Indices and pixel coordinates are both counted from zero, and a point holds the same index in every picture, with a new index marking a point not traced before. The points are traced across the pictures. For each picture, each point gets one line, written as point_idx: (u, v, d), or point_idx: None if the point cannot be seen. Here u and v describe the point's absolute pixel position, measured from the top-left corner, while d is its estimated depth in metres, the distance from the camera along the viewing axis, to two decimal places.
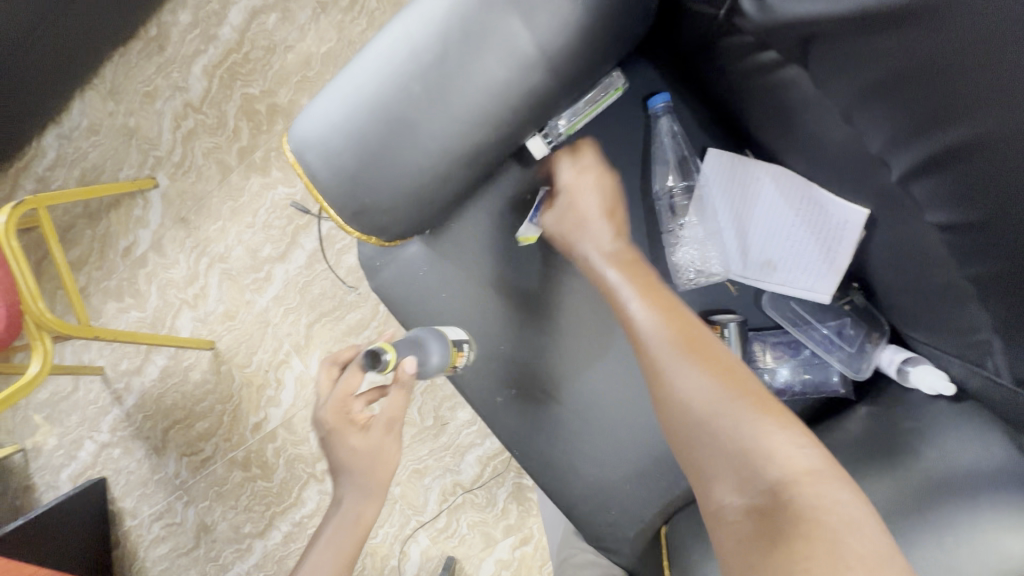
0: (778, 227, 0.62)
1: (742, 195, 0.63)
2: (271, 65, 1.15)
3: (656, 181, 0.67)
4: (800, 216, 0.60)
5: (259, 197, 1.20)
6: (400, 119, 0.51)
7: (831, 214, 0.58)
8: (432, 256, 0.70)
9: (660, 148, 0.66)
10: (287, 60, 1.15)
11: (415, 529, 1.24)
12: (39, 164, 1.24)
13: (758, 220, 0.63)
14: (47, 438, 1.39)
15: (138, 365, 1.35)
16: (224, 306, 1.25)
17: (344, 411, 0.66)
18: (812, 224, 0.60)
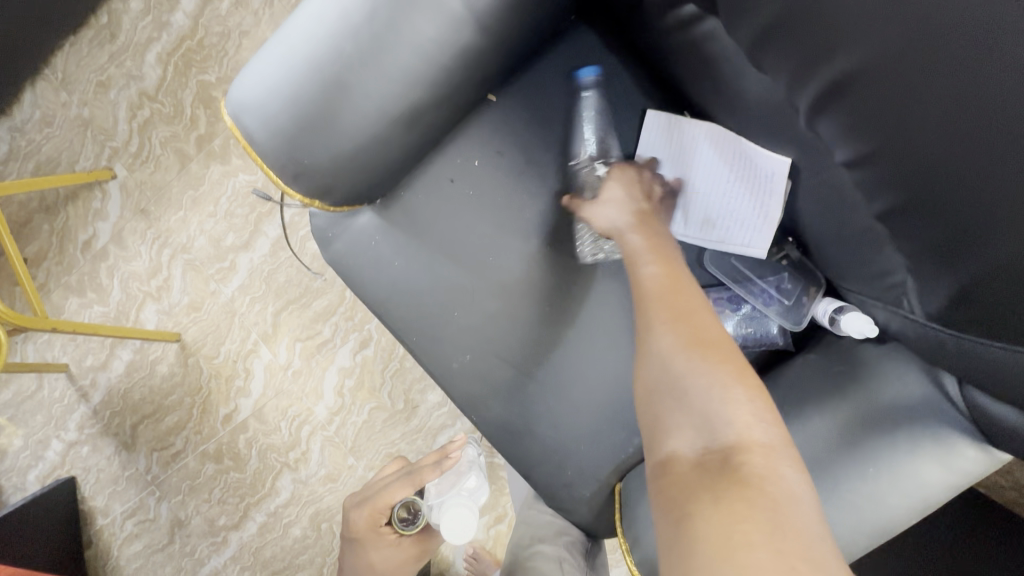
0: (712, 185, 0.64)
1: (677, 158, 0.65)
2: (227, 51, 1.15)
3: (573, 156, 0.69)
4: (731, 172, 0.62)
5: (220, 186, 1.19)
6: (333, 79, 0.51)
7: (759, 166, 0.60)
8: (384, 225, 0.71)
9: (580, 126, 0.69)
10: (242, 45, 1.15)
11: None
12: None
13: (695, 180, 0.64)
14: (13, 439, 1.36)
15: (104, 361, 1.33)
16: (189, 298, 1.24)
17: (376, 518, 0.93)
18: (741, 180, 0.62)
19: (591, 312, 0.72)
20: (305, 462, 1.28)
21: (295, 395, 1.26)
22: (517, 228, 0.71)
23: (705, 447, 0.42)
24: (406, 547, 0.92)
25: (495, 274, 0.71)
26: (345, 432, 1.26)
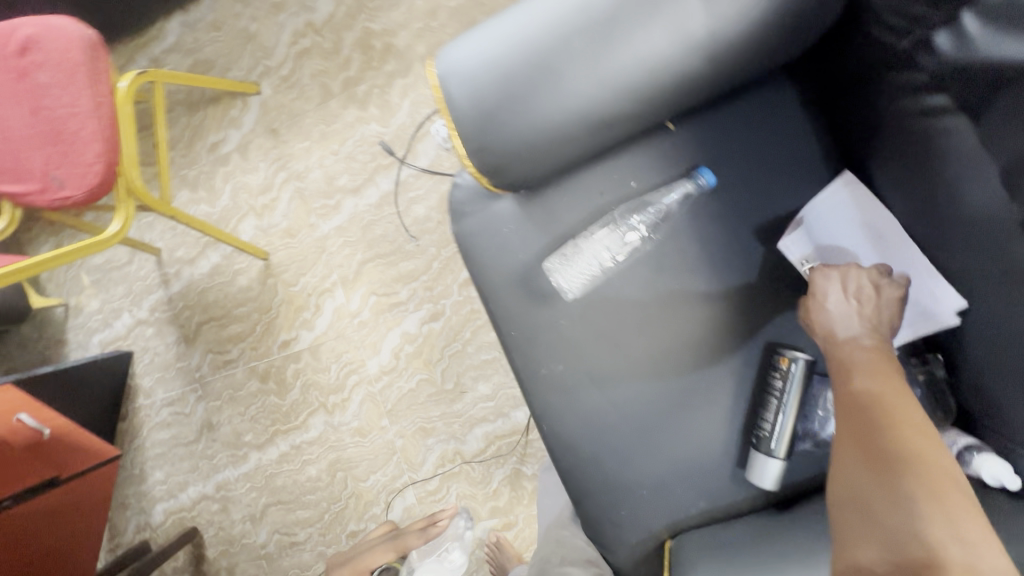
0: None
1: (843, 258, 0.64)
2: (400, 8, 1.20)
3: (626, 210, 0.70)
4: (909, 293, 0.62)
5: (350, 129, 1.23)
6: (551, 67, 0.52)
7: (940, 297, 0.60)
8: (521, 216, 0.71)
9: (654, 195, 0.69)
10: (415, 7, 1.19)
11: (405, 484, 1.28)
12: (160, 46, 1.30)
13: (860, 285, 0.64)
14: (92, 302, 1.45)
15: (192, 256, 1.40)
16: (287, 223, 1.29)
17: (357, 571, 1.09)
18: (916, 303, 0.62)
19: (699, 360, 0.70)
20: (341, 409, 1.31)
21: (353, 343, 1.29)
22: (651, 256, 0.70)
23: (894, 563, 0.44)
24: None
25: (598, 271, 0.71)
26: (388, 394, 1.28)
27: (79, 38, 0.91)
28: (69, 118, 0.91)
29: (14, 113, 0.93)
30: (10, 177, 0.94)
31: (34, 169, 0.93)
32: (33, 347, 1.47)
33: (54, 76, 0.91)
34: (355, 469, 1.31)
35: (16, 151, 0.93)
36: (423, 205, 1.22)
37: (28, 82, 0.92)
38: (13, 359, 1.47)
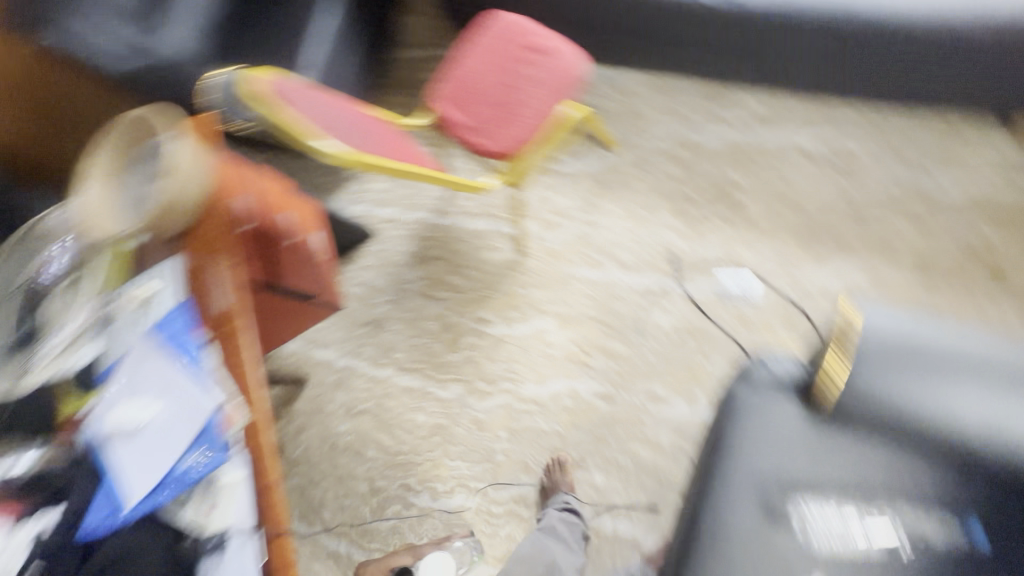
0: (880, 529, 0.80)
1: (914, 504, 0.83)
2: (754, 188, 1.48)
3: (896, 517, 0.81)
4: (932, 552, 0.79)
5: (653, 227, 1.46)
6: (926, 361, 0.83)
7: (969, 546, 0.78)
8: (798, 416, 0.91)
9: (927, 528, 0.80)
10: (763, 197, 1.47)
11: (477, 487, 1.42)
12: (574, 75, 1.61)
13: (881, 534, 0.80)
14: (382, 185, 1.78)
15: (467, 211, 1.66)
16: (554, 246, 1.51)
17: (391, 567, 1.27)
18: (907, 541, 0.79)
19: None
20: (479, 396, 1.49)
21: (528, 361, 1.46)
22: (871, 528, 0.80)
23: None
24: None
25: (842, 547, 0.80)
26: (520, 416, 1.44)
27: (574, 67, 1.20)
28: (524, 108, 1.22)
29: (497, 78, 1.26)
30: (461, 109, 1.28)
31: (478, 118, 1.26)
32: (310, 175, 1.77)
33: (547, 77, 1.22)
34: (453, 446, 1.47)
35: (478, 99, 1.27)
36: (663, 317, 1.39)
37: (521, 67, 1.23)
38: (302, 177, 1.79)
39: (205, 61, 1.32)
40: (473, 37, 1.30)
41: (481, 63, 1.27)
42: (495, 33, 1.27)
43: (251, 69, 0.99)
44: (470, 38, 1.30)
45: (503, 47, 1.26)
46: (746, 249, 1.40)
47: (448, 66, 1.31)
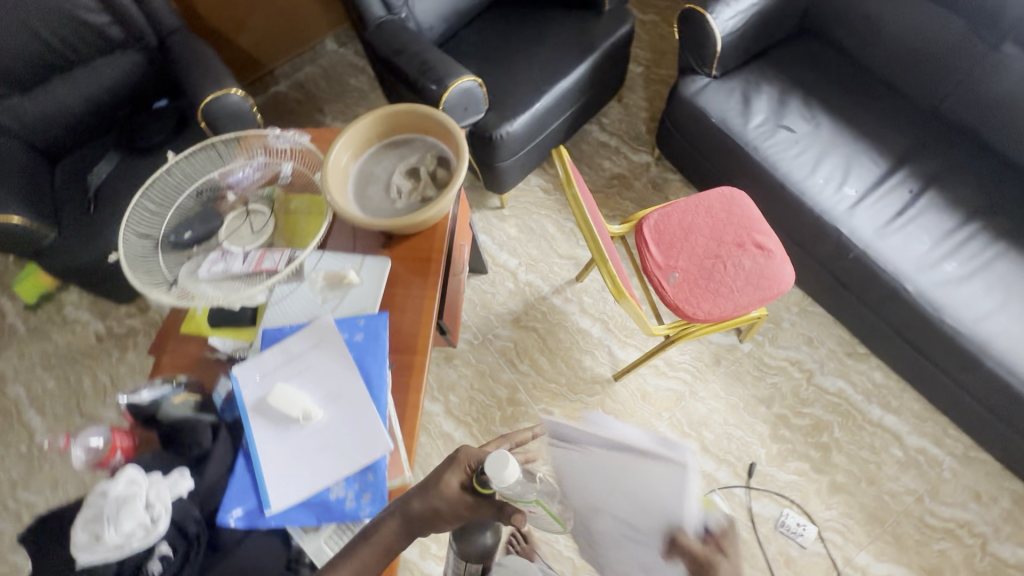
0: (617, 515, 0.63)
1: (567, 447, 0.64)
2: (864, 454, 1.41)
3: None
4: (666, 491, 0.59)
5: (746, 430, 1.47)
6: None
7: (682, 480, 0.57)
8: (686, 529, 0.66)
9: None
10: (871, 467, 1.40)
11: None
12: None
13: (582, 474, 0.63)
14: (518, 236, 1.82)
15: (584, 307, 1.68)
16: (648, 390, 1.55)
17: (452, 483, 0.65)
18: (656, 515, 0.60)
19: None
20: None
21: None
22: None
23: None
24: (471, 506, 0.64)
25: None
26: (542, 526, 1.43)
27: (780, 283, 1.24)
28: (722, 289, 1.24)
29: (710, 246, 1.28)
30: (662, 250, 1.29)
31: (673, 269, 1.27)
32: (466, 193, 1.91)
33: (750, 268, 1.25)
34: None
35: (682, 252, 1.29)
36: None
37: (735, 253, 1.27)
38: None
39: (458, 74, 1.42)
40: (706, 196, 1.34)
41: (702, 225, 1.31)
42: (728, 207, 1.32)
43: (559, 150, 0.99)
44: (705, 196, 1.34)
45: (729, 224, 1.30)
46: (829, 506, 1.37)
47: (671, 206, 1.34)
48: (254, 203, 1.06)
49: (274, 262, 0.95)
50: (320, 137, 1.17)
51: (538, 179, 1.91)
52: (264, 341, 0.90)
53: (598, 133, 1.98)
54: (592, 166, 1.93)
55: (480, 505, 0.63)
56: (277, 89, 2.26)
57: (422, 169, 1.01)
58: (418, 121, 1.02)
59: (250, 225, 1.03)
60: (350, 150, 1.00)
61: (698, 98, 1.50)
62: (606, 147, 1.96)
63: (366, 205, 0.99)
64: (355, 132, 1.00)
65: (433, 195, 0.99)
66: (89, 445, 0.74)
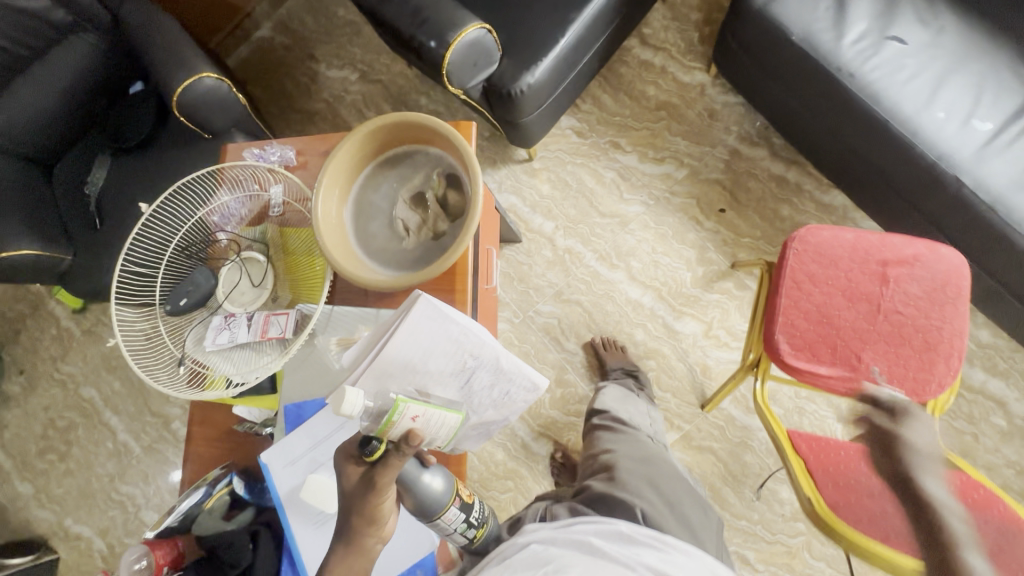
0: (433, 366, 0.80)
1: (390, 364, 0.77)
2: (960, 424, 1.26)
3: None
4: (434, 315, 0.79)
5: (822, 402, 1.34)
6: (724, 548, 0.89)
7: (435, 303, 0.80)
8: (500, 368, 0.83)
9: None
10: (966, 439, 1.26)
11: None
12: (816, 195, 1.44)
13: (404, 354, 0.78)
14: (552, 194, 1.60)
15: (634, 273, 1.50)
16: (708, 364, 1.42)
17: (351, 451, 0.70)
18: (451, 342, 0.80)
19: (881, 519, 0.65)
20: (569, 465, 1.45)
21: None
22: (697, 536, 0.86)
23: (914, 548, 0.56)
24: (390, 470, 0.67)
25: None
26: None
27: (960, 273, 0.98)
28: (935, 335, 0.97)
29: (860, 316, 1.00)
30: (833, 363, 1.00)
31: (868, 363, 0.98)
32: (490, 147, 1.67)
33: (918, 290, 0.98)
34: (524, 498, 1.46)
35: (856, 342, 0.99)
36: (788, 497, 1.33)
37: (894, 294, 0.99)
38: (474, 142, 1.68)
39: (460, 21, 1.12)
40: (795, 272, 1.04)
41: (828, 301, 1.01)
42: (823, 261, 1.02)
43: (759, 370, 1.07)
44: (794, 275, 1.03)
45: (853, 274, 1.00)
46: None
47: (780, 312, 1.03)
48: (247, 248, 0.92)
49: (280, 327, 0.84)
50: (305, 147, 0.98)
51: (569, 119, 1.62)
52: (288, 422, 0.83)
53: (639, 48, 1.61)
54: (634, 95, 1.60)
55: (382, 468, 0.68)
56: (261, 35, 1.96)
57: (429, 196, 0.83)
58: (412, 131, 0.82)
59: (248, 277, 0.90)
60: (340, 182, 0.82)
61: (776, 7, 1.14)
62: (651, 67, 1.60)
63: (369, 249, 0.83)
64: (340, 160, 0.80)
65: (447, 229, 0.82)
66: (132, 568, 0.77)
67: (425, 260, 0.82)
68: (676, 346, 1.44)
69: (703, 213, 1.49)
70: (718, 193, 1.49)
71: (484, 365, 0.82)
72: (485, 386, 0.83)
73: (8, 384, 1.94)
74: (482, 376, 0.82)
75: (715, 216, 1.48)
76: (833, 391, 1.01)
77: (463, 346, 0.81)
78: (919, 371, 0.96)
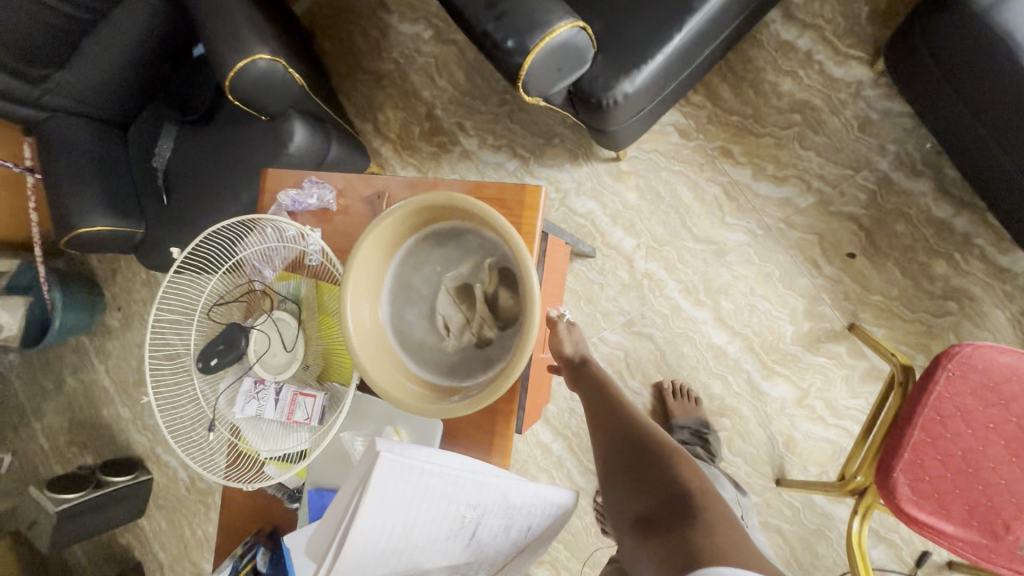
0: (422, 530, 0.65)
1: (361, 549, 0.63)
2: None
3: None
4: (404, 477, 0.61)
5: None
6: None
7: (404, 463, 0.60)
8: (513, 505, 0.68)
9: None
10: None
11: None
12: (987, 253, 1.13)
13: (377, 530, 0.62)
14: (638, 204, 1.35)
15: (724, 315, 1.27)
16: (793, 436, 1.22)
17: None
18: (436, 500, 0.64)
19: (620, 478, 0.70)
20: None
21: None
22: None
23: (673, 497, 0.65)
24: None
25: None
26: None
27: None
28: None
29: (1018, 474, 0.77)
30: (968, 524, 0.78)
31: (1018, 535, 0.76)
32: (573, 138, 1.42)
33: None
34: (562, 531, 1.39)
35: (1008, 505, 0.77)
36: None
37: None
38: (554, 130, 1.44)
39: (549, 19, 0.89)
40: (940, 403, 0.79)
41: (978, 447, 0.78)
42: (983, 394, 0.78)
43: (862, 503, 0.88)
44: (940, 404, 0.79)
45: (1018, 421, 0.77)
46: None
47: (911, 448, 0.80)
48: (281, 305, 0.84)
49: (306, 412, 0.78)
50: (350, 187, 0.85)
51: (673, 112, 1.33)
52: (312, 509, 0.79)
53: (779, 25, 1.25)
54: (761, 88, 1.26)
55: None
56: None
57: (477, 292, 0.69)
58: (463, 215, 0.66)
59: (280, 339, 0.81)
60: (374, 263, 0.68)
61: (1004, 14, 0.84)
62: (791, 52, 1.25)
63: (403, 342, 0.70)
64: (375, 241, 0.66)
65: (495, 337, 0.68)
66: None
67: (463, 370, 0.69)
68: (758, 409, 1.24)
69: (826, 255, 1.21)
70: (850, 233, 1.20)
71: (490, 510, 0.67)
72: (496, 530, 0.69)
73: (108, 318, 2.08)
74: (491, 521, 0.68)
75: (840, 261, 1.20)
76: (961, 556, 0.79)
77: (455, 499, 0.65)
78: None
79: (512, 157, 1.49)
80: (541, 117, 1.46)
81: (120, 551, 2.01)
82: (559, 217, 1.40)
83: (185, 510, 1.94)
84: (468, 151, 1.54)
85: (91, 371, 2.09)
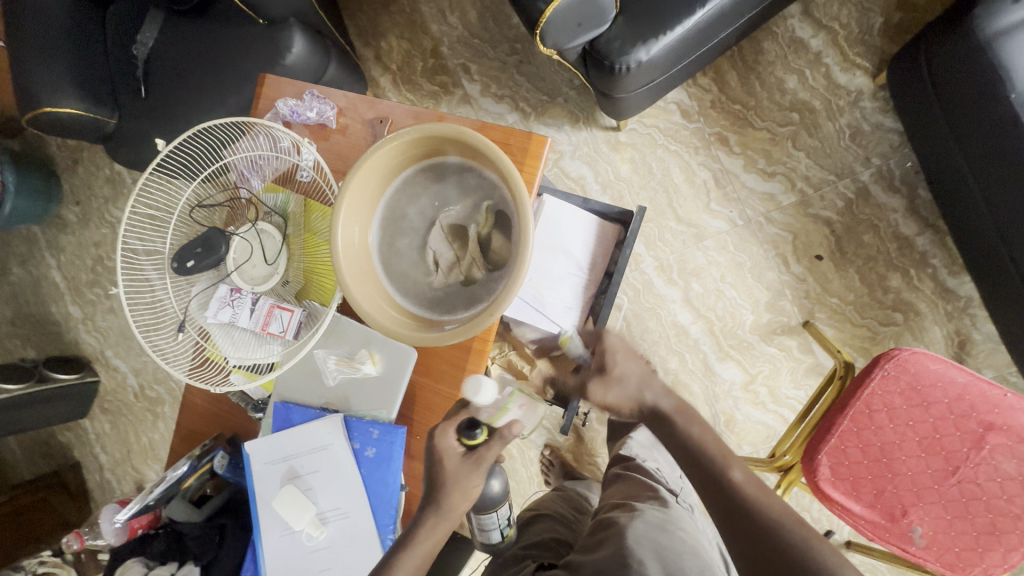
0: (567, 251, 0.98)
1: (549, 223, 0.98)
2: None
3: None
4: (606, 239, 1.00)
5: None
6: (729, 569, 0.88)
7: (611, 236, 1.00)
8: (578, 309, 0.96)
9: None
10: None
11: None
12: (939, 274, 1.21)
13: (567, 230, 0.98)
14: (630, 176, 1.37)
15: (693, 296, 1.32)
16: (735, 415, 1.31)
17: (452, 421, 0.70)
18: (584, 259, 0.98)
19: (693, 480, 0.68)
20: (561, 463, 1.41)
21: None
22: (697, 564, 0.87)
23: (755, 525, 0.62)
24: (482, 460, 0.68)
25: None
26: None
27: None
28: (1008, 518, 0.83)
29: (925, 467, 0.86)
30: (870, 505, 0.87)
31: (911, 520, 0.85)
32: (577, 100, 1.41)
33: (1006, 463, 0.83)
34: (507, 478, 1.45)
35: (909, 492, 0.86)
36: None
37: (978, 463, 0.84)
38: (560, 90, 1.43)
39: None
40: (872, 398, 0.87)
41: (896, 441, 0.87)
42: (911, 395, 0.86)
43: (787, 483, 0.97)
44: (871, 398, 0.87)
45: (935, 420, 0.85)
46: None
47: (837, 434, 0.88)
48: (265, 218, 0.82)
49: (282, 325, 0.78)
50: (352, 107, 0.84)
51: (679, 91, 1.33)
52: (275, 422, 0.80)
53: (797, 23, 1.27)
54: (767, 81, 1.28)
55: (484, 453, 0.68)
56: None
57: (471, 232, 0.70)
58: (470, 150, 0.66)
59: (261, 251, 0.80)
60: (373, 183, 0.68)
61: (1003, 46, 0.88)
62: (802, 50, 1.27)
63: (389, 268, 0.71)
64: (376, 161, 0.66)
65: (481, 279, 0.69)
66: (113, 527, 0.85)
67: (445, 305, 0.70)
68: (708, 387, 1.32)
69: (796, 254, 1.27)
70: (822, 236, 1.26)
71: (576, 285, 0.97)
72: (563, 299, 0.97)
73: (64, 211, 1.97)
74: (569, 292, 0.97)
75: (807, 261, 1.27)
76: (858, 531, 0.89)
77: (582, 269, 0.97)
78: (969, 545, 0.84)
79: (512, 110, 1.47)
80: (550, 74, 1.44)
81: (58, 448, 1.97)
82: (550, 177, 1.40)
83: (130, 415, 1.91)
84: (470, 96, 1.51)
85: (41, 264, 1.99)
